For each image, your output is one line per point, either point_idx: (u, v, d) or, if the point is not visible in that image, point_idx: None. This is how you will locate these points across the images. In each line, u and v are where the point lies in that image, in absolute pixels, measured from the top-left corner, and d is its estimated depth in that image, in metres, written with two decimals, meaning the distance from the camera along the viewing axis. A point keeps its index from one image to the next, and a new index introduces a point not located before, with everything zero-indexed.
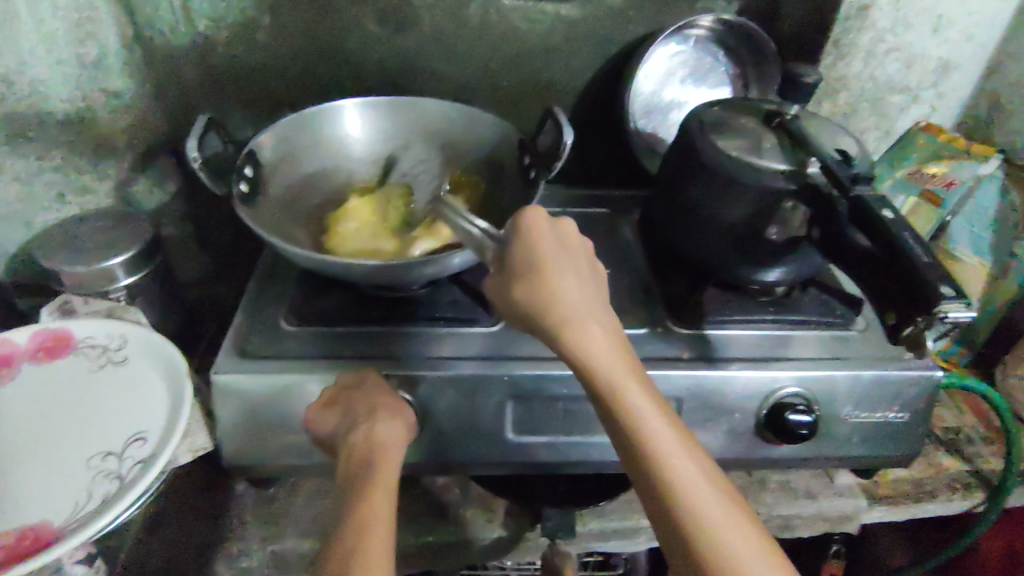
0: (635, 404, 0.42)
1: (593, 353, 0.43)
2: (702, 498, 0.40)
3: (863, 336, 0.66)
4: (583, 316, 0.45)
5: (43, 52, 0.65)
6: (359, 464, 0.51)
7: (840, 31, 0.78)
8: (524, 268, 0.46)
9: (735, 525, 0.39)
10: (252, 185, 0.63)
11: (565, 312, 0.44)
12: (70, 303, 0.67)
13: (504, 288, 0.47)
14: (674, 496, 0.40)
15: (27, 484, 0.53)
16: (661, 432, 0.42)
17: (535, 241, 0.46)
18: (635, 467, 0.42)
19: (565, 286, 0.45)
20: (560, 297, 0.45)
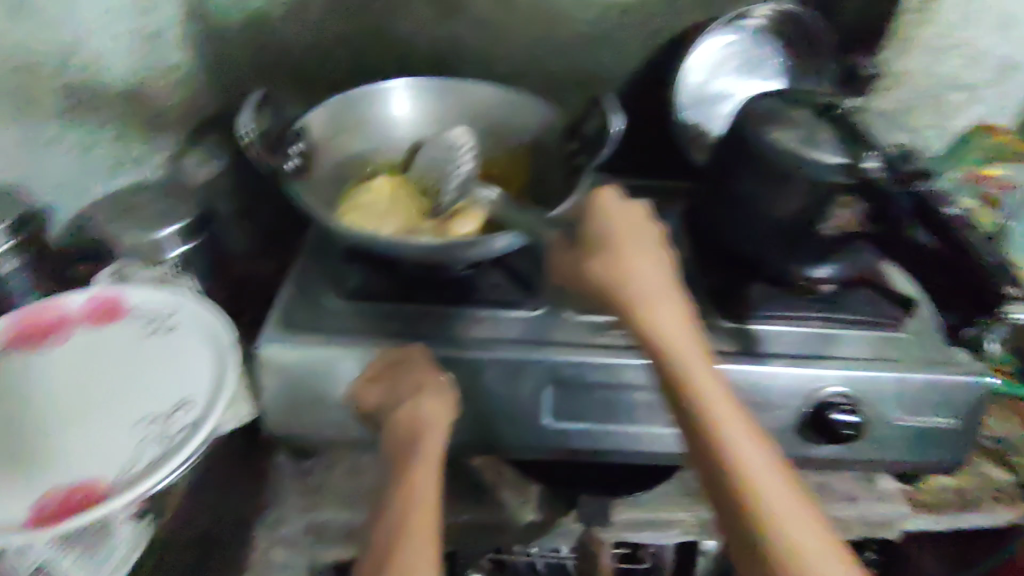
0: (699, 372, 0.46)
1: (661, 323, 0.48)
2: (757, 461, 0.43)
3: (915, 338, 0.64)
4: (653, 289, 0.49)
5: (106, 27, 0.68)
6: (404, 443, 0.52)
7: (902, 25, 0.76)
8: (601, 244, 0.50)
9: (786, 490, 0.42)
10: (302, 161, 0.63)
11: (635, 285, 0.49)
12: (123, 271, 0.69)
13: (580, 261, 0.51)
14: (731, 459, 0.43)
15: (79, 442, 0.55)
16: (721, 398, 0.45)
17: (609, 219, 0.52)
18: (692, 429, 0.45)
19: (636, 261, 0.50)
20: (632, 271, 0.49)
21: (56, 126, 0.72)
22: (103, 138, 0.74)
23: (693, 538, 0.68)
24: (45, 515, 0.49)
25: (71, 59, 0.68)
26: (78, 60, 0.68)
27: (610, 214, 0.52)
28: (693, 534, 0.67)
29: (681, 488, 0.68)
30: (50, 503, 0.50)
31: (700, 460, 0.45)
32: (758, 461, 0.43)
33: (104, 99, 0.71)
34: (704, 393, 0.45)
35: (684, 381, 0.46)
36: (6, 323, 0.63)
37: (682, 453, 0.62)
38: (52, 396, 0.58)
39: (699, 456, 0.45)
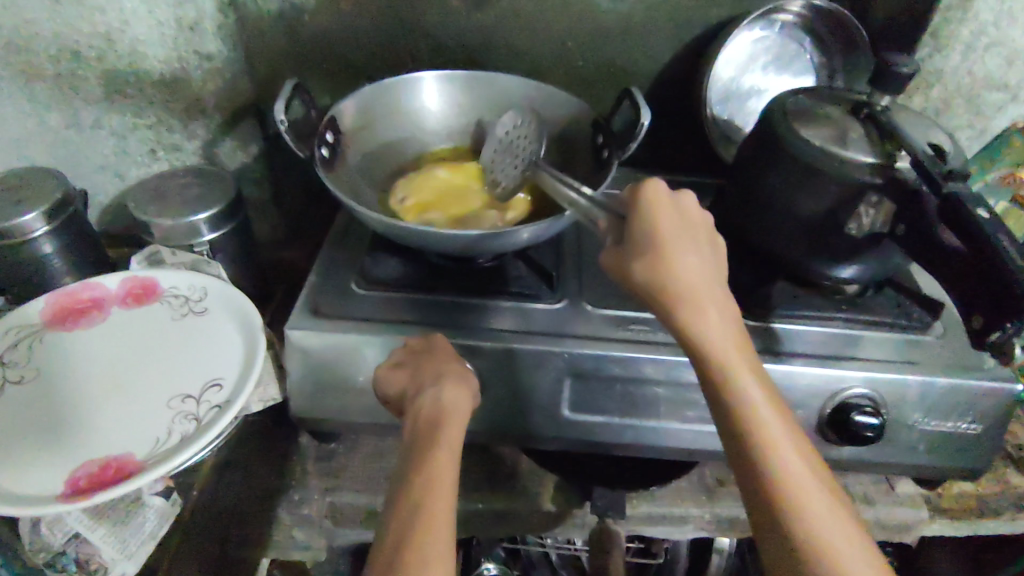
0: (751, 396, 0.43)
1: (713, 336, 0.44)
2: (807, 490, 0.41)
3: (939, 342, 0.63)
4: (705, 301, 0.45)
5: (146, 14, 0.68)
6: (426, 425, 0.53)
7: (938, 22, 0.72)
8: (647, 250, 0.44)
9: (835, 517, 0.41)
10: (332, 150, 0.64)
11: (687, 299, 0.44)
12: (158, 254, 0.71)
13: (628, 261, 0.45)
14: (783, 492, 0.41)
15: (114, 418, 0.57)
16: (772, 422, 0.43)
17: (664, 217, 0.45)
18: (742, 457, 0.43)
19: (686, 270, 0.44)
20: (685, 285, 0.44)
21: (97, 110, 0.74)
22: (140, 123, 0.76)
23: (707, 534, 0.68)
24: (76, 487, 0.51)
25: (112, 46, 0.70)
26: (118, 46, 0.70)
27: (649, 206, 0.45)
28: (707, 531, 0.68)
29: (696, 484, 0.68)
30: (84, 474, 0.52)
31: (746, 490, 0.43)
32: (808, 491, 0.41)
33: (142, 85, 0.73)
34: (756, 419, 0.42)
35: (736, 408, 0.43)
36: (45, 303, 0.65)
37: (698, 449, 0.62)
38: (88, 372, 0.61)
39: (745, 484, 0.43)
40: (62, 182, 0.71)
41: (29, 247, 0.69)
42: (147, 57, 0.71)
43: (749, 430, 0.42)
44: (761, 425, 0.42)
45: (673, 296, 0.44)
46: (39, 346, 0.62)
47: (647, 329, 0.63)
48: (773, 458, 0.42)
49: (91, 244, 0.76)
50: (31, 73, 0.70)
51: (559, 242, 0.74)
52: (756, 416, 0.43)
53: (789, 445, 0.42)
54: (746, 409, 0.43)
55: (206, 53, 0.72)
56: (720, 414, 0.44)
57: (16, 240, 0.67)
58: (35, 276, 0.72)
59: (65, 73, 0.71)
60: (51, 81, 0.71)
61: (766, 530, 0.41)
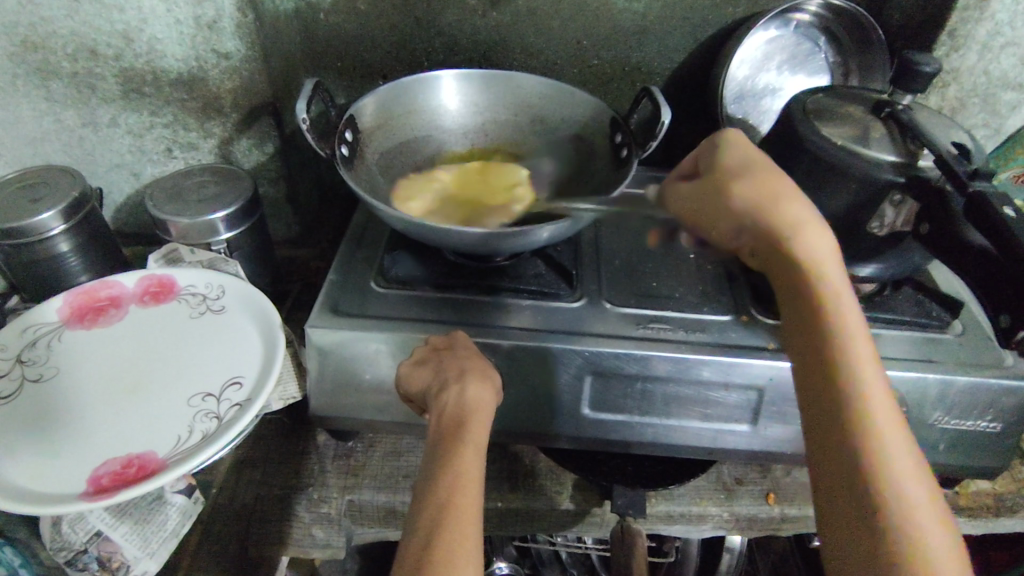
0: (852, 336, 0.42)
1: (824, 265, 0.42)
2: (890, 435, 0.40)
3: (959, 340, 0.63)
4: (815, 232, 0.42)
5: (163, 12, 0.68)
6: (449, 423, 0.52)
7: (957, 21, 0.71)
8: (734, 180, 0.44)
9: (915, 467, 0.40)
10: (352, 149, 0.65)
11: (794, 230, 0.42)
12: (176, 252, 0.71)
13: (725, 189, 0.44)
14: (871, 436, 0.40)
15: (134, 417, 0.57)
16: (868, 362, 0.42)
17: (752, 154, 0.46)
18: (827, 395, 0.42)
19: (791, 203, 0.42)
20: (793, 215, 0.42)
21: (113, 109, 0.75)
22: (157, 122, 0.76)
23: (725, 532, 0.68)
24: (100, 485, 0.51)
25: (130, 44, 0.70)
26: (136, 45, 0.70)
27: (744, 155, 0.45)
28: (725, 529, 0.68)
29: (714, 482, 0.68)
30: (106, 473, 0.52)
31: (828, 428, 0.42)
32: (894, 438, 0.40)
33: (158, 83, 0.73)
34: (854, 361, 0.42)
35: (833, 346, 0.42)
36: (63, 301, 0.65)
37: (718, 447, 0.62)
38: (107, 370, 0.60)
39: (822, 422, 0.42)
40: (79, 181, 0.71)
41: (47, 246, 0.69)
42: (164, 55, 0.71)
43: (839, 371, 0.41)
44: (858, 367, 0.42)
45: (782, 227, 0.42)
46: (57, 345, 0.62)
47: (666, 328, 0.63)
48: (862, 400, 0.41)
49: (107, 243, 0.76)
50: (48, 71, 0.71)
51: (576, 241, 0.74)
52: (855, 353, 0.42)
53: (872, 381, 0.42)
54: (845, 347, 0.42)
55: (224, 51, 0.71)
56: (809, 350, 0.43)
57: (34, 239, 0.67)
58: (52, 275, 0.72)
59: (81, 71, 0.71)
60: (69, 80, 0.72)
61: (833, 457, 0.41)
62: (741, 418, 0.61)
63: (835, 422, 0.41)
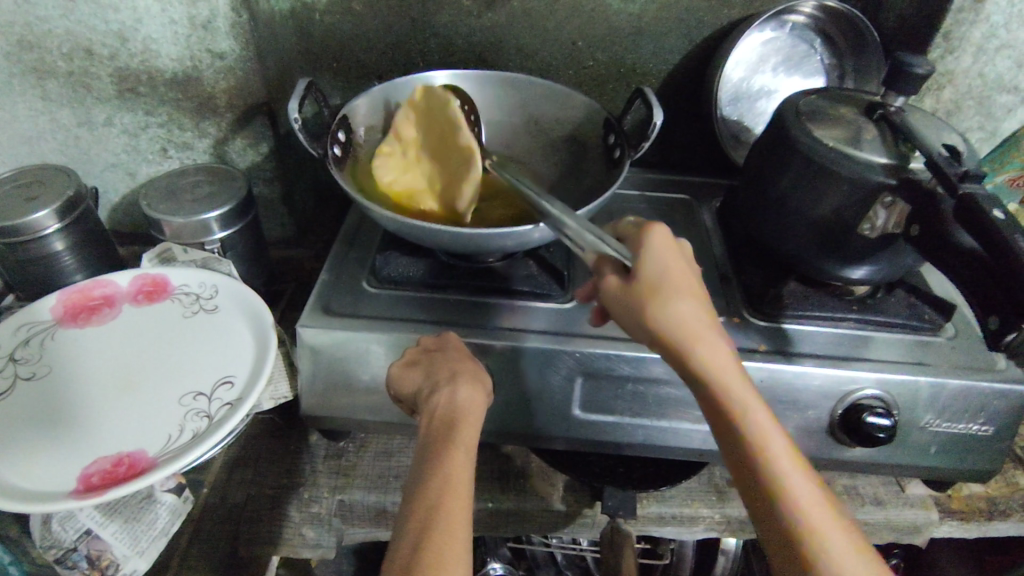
0: (763, 430, 0.43)
1: (718, 366, 0.44)
2: (818, 517, 0.41)
3: (951, 343, 0.63)
4: (707, 339, 0.45)
5: (158, 12, 0.68)
6: (441, 426, 0.52)
7: (951, 23, 0.71)
8: (638, 299, 0.45)
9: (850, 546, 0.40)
10: (344, 149, 0.65)
11: (687, 337, 0.45)
12: (170, 251, 0.71)
13: (625, 304, 0.46)
14: (796, 522, 0.41)
15: (125, 416, 0.57)
16: (782, 450, 0.43)
17: (656, 261, 0.46)
18: (751, 492, 0.44)
19: (674, 313, 0.45)
20: (682, 325, 0.45)
21: (109, 108, 0.75)
22: (152, 122, 0.76)
23: (716, 534, 0.68)
24: (90, 483, 0.51)
25: (125, 44, 0.70)
26: (131, 44, 0.70)
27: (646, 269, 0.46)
28: (716, 531, 0.68)
29: (706, 484, 0.68)
30: (96, 471, 0.52)
31: (759, 518, 0.43)
32: (822, 521, 0.41)
33: (153, 83, 0.73)
34: (768, 452, 0.43)
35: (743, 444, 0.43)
36: (56, 300, 0.65)
37: (708, 449, 0.62)
38: (99, 369, 0.60)
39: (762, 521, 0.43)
40: (73, 180, 0.71)
41: (41, 244, 0.69)
42: (159, 55, 0.71)
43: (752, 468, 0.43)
44: (773, 458, 0.43)
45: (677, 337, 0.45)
46: (50, 343, 0.62)
47: None
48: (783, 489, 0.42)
49: (101, 241, 0.76)
50: (44, 70, 0.71)
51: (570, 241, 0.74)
52: (767, 446, 0.43)
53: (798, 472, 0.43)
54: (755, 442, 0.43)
55: (219, 51, 0.71)
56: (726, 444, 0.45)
57: (28, 237, 0.67)
58: (46, 273, 0.72)
59: (77, 71, 0.72)
60: (64, 79, 0.72)
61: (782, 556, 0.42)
62: None
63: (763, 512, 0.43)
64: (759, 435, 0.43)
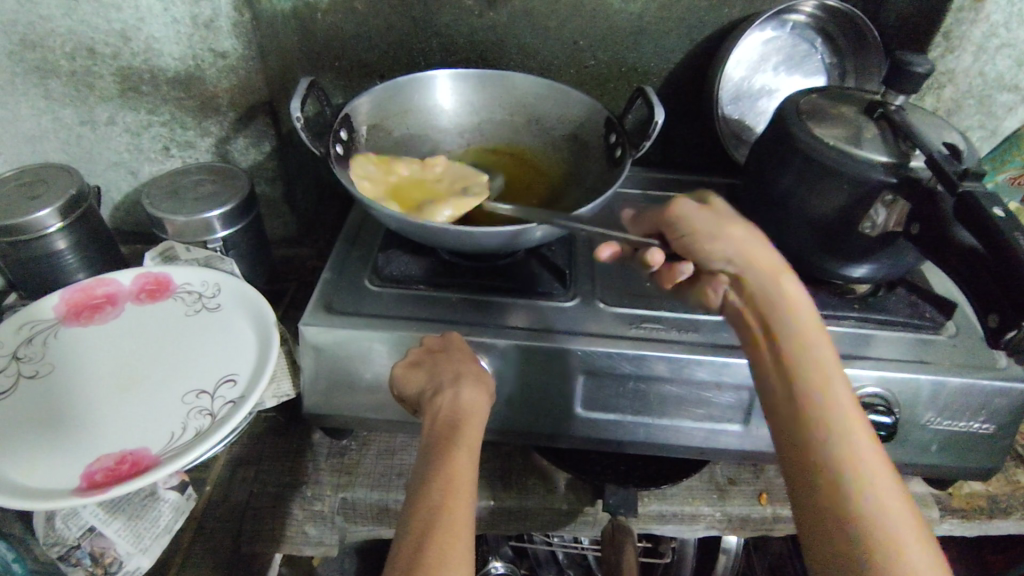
0: (828, 368, 0.45)
1: (793, 303, 0.48)
2: (872, 457, 0.42)
3: (952, 341, 0.63)
4: (782, 276, 0.49)
5: (160, 12, 0.68)
6: (444, 426, 0.52)
7: (952, 22, 0.71)
8: (721, 227, 0.52)
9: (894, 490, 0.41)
10: (346, 147, 0.65)
11: (774, 271, 0.49)
12: (173, 250, 0.72)
13: (705, 229, 0.52)
14: (844, 453, 0.42)
15: (128, 414, 0.57)
16: (844, 392, 0.44)
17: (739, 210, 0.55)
18: (801, 420, 0.44)
19: (756, 246, 0.51)
20: (759, 258, 0.50)
21: (111, 107, 0.75)
22: (154, 121, 0.77)
23: (717, 532, 0.68)
24: (94, 480, 0.51)
25: (127, 43, 0.70)
26: (133, 43, 0.70)
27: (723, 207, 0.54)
28: (718, 529, 0.68)
29: (707, 482, 0.68)
30: (100, 469, 0.52)
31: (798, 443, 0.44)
32: (872, 460, 0.41)
33: (155, 82, 0.73)
34: (829, 387, 0.44)
35: (807, 376, 0.45)
36: (59, 298, 0.65)
37: (709, 448, 0.62)
38: (102, 367, 0.61)
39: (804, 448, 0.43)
40: (76, 179, 0.71)
41: (44, 243, 0.69)
42: (161, 54, 0.71)
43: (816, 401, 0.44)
44: (835, 392, 0.44)
45: (759, 269, 0.50)
46: (53, 342, 0.62)
47: (659, 328, 0.63)
48: (837, 423, 0.43)
49: (104, 240, 0.76)
50: (47, 70, 0.72)
51: (571, 240, 0.74)
52: (834, 384, 0.44)
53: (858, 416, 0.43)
54: (818, 376, 0.44)
55: (221, 51, 0.71)
56: (784, 375, 0.46)
57: (30, 236, 0.68)
58: (49, 272, 0.72)
59: (79, 70, 0.72)
60: (67, 78, 0.72)
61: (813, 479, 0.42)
62: (733, 418, 0.61)
63: (809, 440, 0.43)
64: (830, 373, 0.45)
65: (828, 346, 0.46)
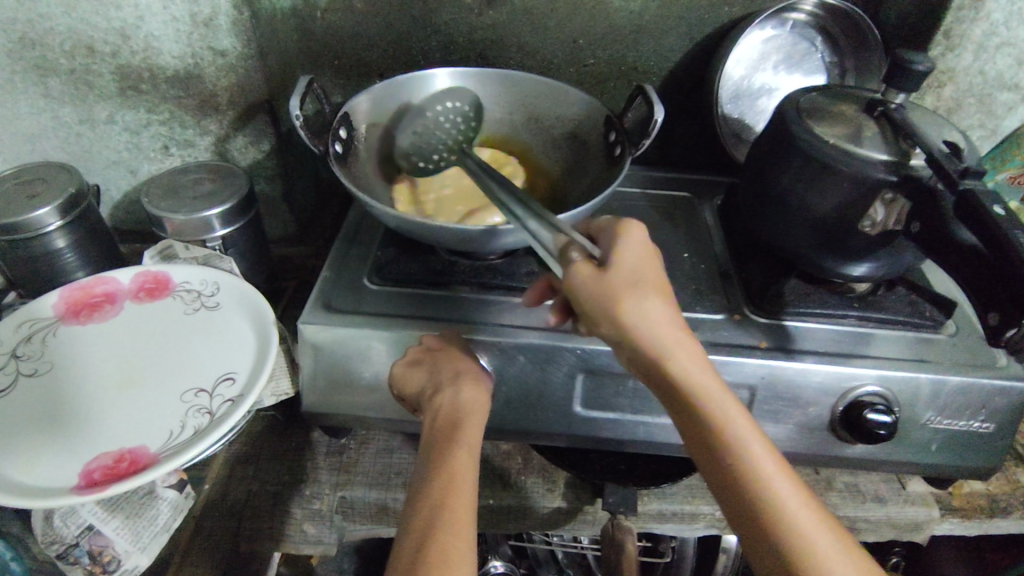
0: (744, 441, 0.43)
1: (695, 374, 0.42)
2: (800, 511, 0.42)
3: (953, 340, 0.63)
4: (677, 344, 0.42)
5: (160, 10, 0.68)
6: (445, 426, 0.53)
7: (952, 21, 0.71)
8: (608, 300, 0.42)
9: (840, 548, 0.41)
10: (345, 146, 0.65)
11: (661, 348, 0.42)
12: (172, 248, 0.72)
13: (594, 304, 0.42)
14: (789, 535, 0.41)
15: (126, 413, 0.57)
16: (759, 449, 0.43)
17: (628, 258, 0.43)
18: (729, 487, 0.43)
19: (645, 315, 0.42)
20: (654, 327, 0.42)
21: (110, 106, 0.75)
22: (153, 120, 0.77)
23: (717, 531, 0.68)
24: (91, 478, 0.51)
25: (127, 42, 0.70)
26: (132, 42, 0.70)
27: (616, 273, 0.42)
28: (717, 528, 0.68)
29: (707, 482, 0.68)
30: (98, 467, 0.52)
31: (731, 507, 0.44)
32: (809, 523, 0.41)
33: (155, 80, 0.73)
34: (756, 465, 0.42)
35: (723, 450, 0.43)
36: (58, 297, 0.65)
37: None
38: (100, 366, 0.61)
39: (738, 512, 0.43)
40: (75, 177, 0.71)
41: (43, 242, 0.69)
42: (161, 53, 0.71)
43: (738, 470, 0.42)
44: (750, 455, 0.42)
45: (651, 347, 0.42)
46: (52, 340, 0.62)
47: None
48: (769, 498, 0.42)
49: (103, 238, 0.76)
50: (46, 68, 0.71)
51: None
52: (746, 448, 0.42)
53: (777, 468, 0.43)
54: (739, 456, 0.42)
55: (220, 49, 0.71)
56: (709, 455, 0.44)
57: (30, 234, 0.67)
58: (48, 270, 0.72)
59: (78, 68, 0.72)
60: (66, 76, 0.72)
61: (757, 544, 0.42)
62: None
63: (755, 528, 0.42)
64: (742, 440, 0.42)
65: (736, 411, 0.43)
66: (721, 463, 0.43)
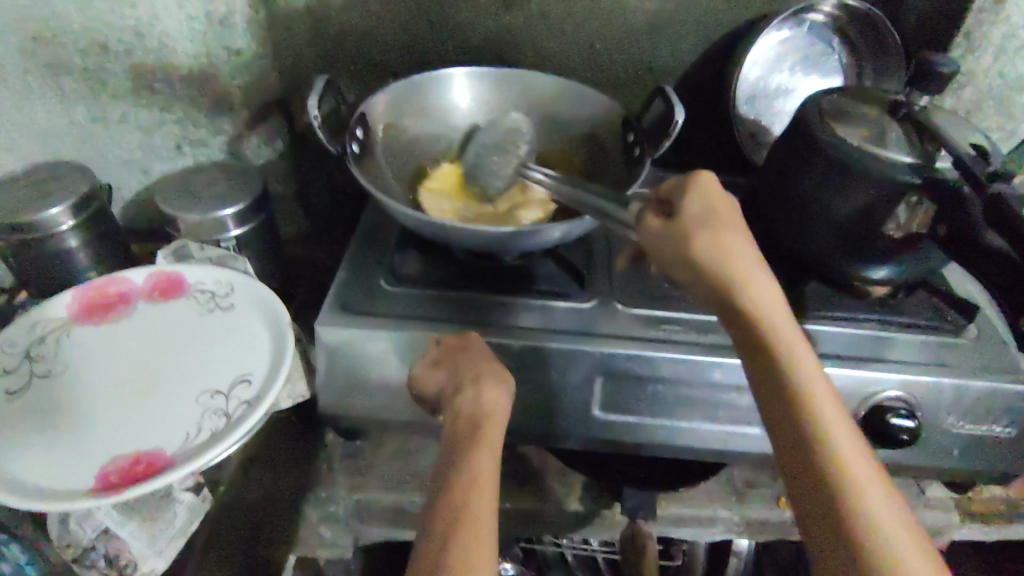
0: (805, 374, 0.42)
1: (763, 305, 0.43)
2: (850, 451, 0.40)
3: (974, 345, 0.63)
4: (748, 273, 0.44)
5: (175, 8, 0.69)
6: (466, 427, 0.53)
7: (971, 23, 0.73)
8: (684, 227, 0.45)
9: (895, 511, 0.39)
10: (363, 146, 0.65)
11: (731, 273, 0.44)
12: (186, 248, 0.71)
13: (671, 231, 0.45)
14: (834, 471, 0.40)
15: (142, 415, 0.56)
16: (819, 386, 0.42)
17: (707, 200, 0.46)
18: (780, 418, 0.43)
19: (717, 244, 0.44)
20: (726, 257, 0.44)
21: (123, 105, 0.75)
22: (167, 119, 0.76)
23: (735, 536, 0.68)
24: (108, 481, 0.50)
25: (140, 40, 0.70)
26: (147, 41, 0.70)
27: (695, 208, 0.45)
28: (735, 534, 0.67)
29: (724, 486, 0.68)
30: (114, 469, 0.51)
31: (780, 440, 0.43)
32: (858, 463, 0.40)
33: (169, 79, 0.73)
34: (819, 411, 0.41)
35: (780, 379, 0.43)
36: (73, 295, 0.65)
37: (729, 451, 0.61)
38: (114, 367, 0.60)
39: (787, 447, 0.42)
40: (87, 177, 0.71)
41: (56, 242, 0.69)
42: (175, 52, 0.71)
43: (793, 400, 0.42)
44: (809, 388, 0.42)
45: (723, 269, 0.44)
46: (65, 341, 0.62)
47: (677, 330, 0.62)
48: (821, 432, 0.41)
49: (116, 239, 0.76)
50: (59, 67, 0.71)
51: (586, 240, 0.74)
52: (806, 380, 0.42)
53: (835, 409, 0.42)
54: (796, 384, 0.42)
55: None
56: (768, 388, 0.43)
57: (43, 234, 0.67)
58: (61, 270, 0.72)
59: (91, 67, 0.71)
60: (79, 75, 0.72)
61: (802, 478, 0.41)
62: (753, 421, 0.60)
63: (802, 461, 0.41)
64: (803, 374, 0.42)
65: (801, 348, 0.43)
66: (782, 404, 0.42)
